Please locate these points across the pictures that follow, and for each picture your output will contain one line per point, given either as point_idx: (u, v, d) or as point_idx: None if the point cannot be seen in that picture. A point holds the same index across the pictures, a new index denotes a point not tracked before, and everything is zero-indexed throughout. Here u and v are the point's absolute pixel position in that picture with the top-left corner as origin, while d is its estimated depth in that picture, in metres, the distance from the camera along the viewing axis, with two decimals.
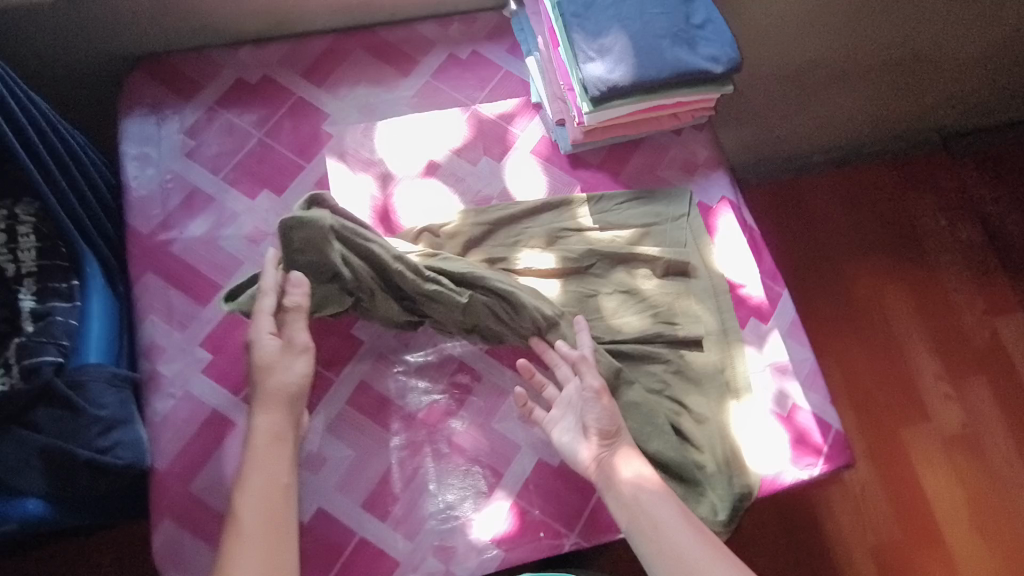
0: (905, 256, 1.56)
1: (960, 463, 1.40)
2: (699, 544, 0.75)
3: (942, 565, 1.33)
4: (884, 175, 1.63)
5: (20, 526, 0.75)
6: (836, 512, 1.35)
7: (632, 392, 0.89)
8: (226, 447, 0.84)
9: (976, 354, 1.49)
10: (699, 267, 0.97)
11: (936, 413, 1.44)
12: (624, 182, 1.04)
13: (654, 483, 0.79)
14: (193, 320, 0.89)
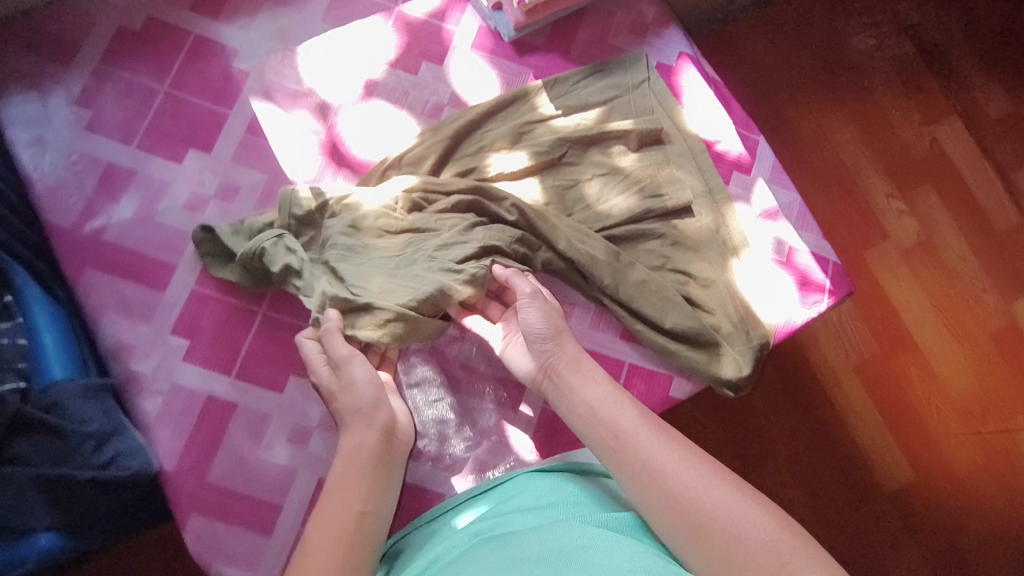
0: (842, 86, 1.54)
1: (921, 271, 1.46)
2: (673, 449, 0.64)
3: (919, 367, 1.41)
4: (807, 5, 1.57)
5: (39, 564, 0.69)
6: (820, 344, 1.41)
7: (636, 272, 0.87)
8: (235, 428, 0.79)
9: (919, 165, 1.52)
10: (672, 132, 0.93)
11: (891, 230, 1.49)
12: (576, 60, 0.97)
13: (606, 392, 0.70)
14: (155, 308, 0.81)
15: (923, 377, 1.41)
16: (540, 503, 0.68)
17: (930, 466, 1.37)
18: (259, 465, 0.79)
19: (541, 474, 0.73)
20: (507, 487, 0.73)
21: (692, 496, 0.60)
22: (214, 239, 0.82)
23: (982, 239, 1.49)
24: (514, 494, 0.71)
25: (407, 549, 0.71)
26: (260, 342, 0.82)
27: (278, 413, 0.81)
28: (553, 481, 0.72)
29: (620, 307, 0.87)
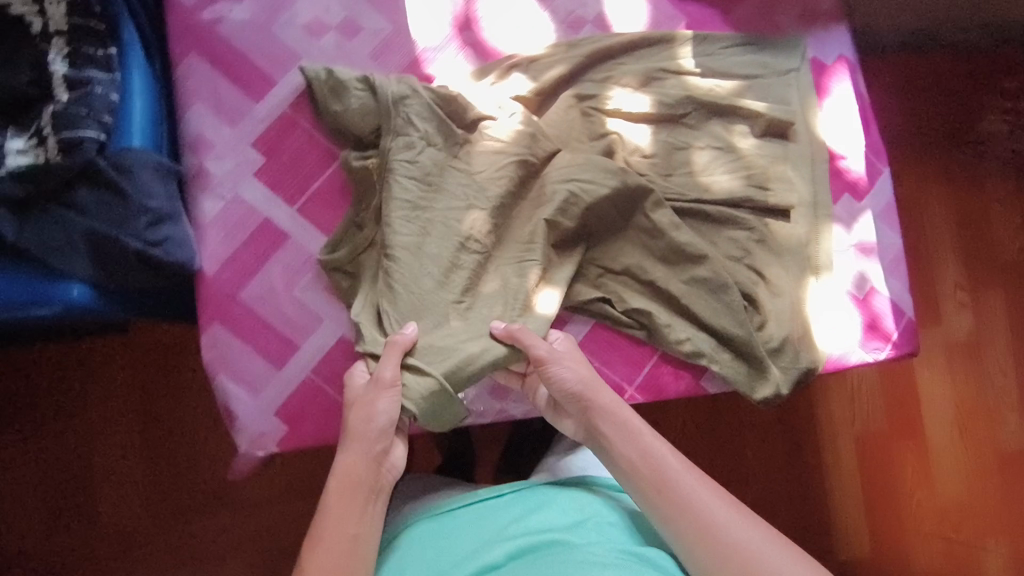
0: (958, 162, 1.42)
1: (957, 371, 1.39)
2: (719, 502, 0.67)
3: (916, 460, 1.36)
4: (955, 65, 1.44)
5: (67, 311, 0.69)
6: (830, 400, 1.36)
7: (699, 269, 0.83)
8: (279, 259, 0.79)
9: (1001, 268, 1.41)
10: (801, 132, 0.87)
11: (943, 320, 1.40)
12: (732, 23, 0.91)
13: (649, 444, 0.71)
14: (244, 116, 0.79)
15: (917, 470, 1.35)
16: (565, 523, 0.71)
17: (889, 555, 1.33)
18: (289, 302, 0.79)
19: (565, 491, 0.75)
20: (527, 497, 0.75)
21: (748, 552, 0.64)
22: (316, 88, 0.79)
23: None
24: (534, 506, 0.73)
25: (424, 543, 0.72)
26: (331, 184, 0.81)
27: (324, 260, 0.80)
28: (574, 501, 0.74)
29: (663, 315, 0.84)
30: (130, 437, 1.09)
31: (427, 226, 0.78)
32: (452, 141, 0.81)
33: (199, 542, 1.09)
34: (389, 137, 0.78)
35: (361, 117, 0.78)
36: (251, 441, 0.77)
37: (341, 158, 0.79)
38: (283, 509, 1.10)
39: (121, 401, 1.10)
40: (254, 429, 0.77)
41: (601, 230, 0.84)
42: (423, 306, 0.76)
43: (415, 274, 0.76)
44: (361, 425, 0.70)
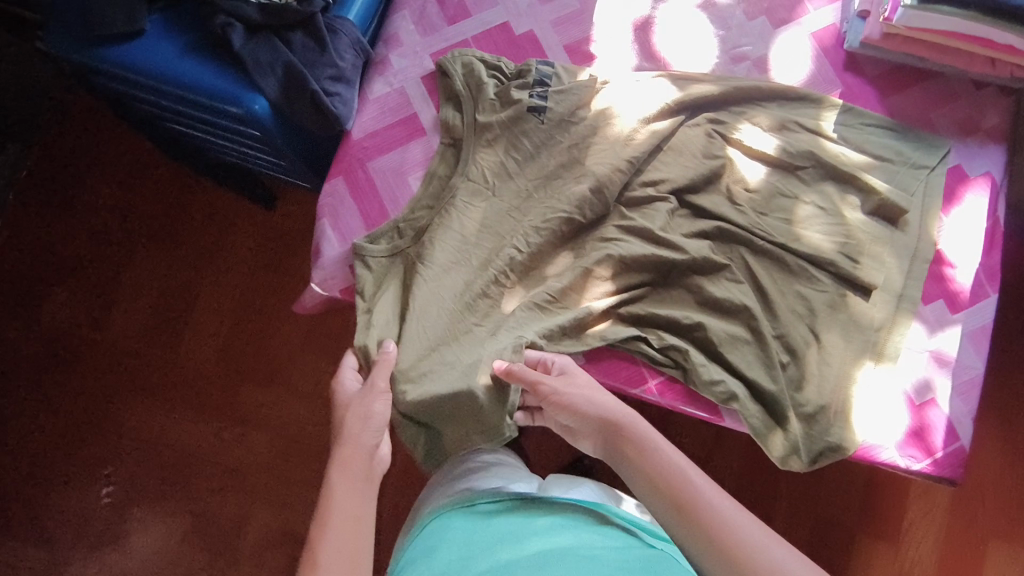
0: None
1: None
2: (745, 517, 0.62)
3: None
4: None
5: (246, 114, 0.85)
6: (872, 568, 1.17)
7: (751, 309, 0.86)
8: (408, 149, 0.93)
9: None
10: (912, 223, 0.88)
11: None
12: (887, 107, 0.93)
13: (667, 458, 0.68)
14: (435, 32, 0.96)
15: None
16: (568, 530, 0.74)
17: None
18: (402, 185, 0.92)
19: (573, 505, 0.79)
20: (538, 504, 0.79)
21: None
22: (449, 83, 0.93)
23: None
24: (541, 513, 0.78)
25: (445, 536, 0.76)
26: None
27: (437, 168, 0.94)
28: (579, 514, 0.78)
29: (698, 356, 0.86)
30: (235, 283, 1.32)
31: (463, 254, 0.88)
32: (517, 189, 0.90)
33: (245, 400, 1.28)
34: (459, 176, 0.90)
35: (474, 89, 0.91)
36: (325, 279, 0.91)
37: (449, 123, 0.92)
38: (309, 405, 1.27)
39: (237, 263, 1.33)
40: (330, 271, 0.91)
41: (683, 265, 0.87)
42: (433, 320, 0.85)
43: (435, 287, 0.86)
44: (358, 424, 0.75)
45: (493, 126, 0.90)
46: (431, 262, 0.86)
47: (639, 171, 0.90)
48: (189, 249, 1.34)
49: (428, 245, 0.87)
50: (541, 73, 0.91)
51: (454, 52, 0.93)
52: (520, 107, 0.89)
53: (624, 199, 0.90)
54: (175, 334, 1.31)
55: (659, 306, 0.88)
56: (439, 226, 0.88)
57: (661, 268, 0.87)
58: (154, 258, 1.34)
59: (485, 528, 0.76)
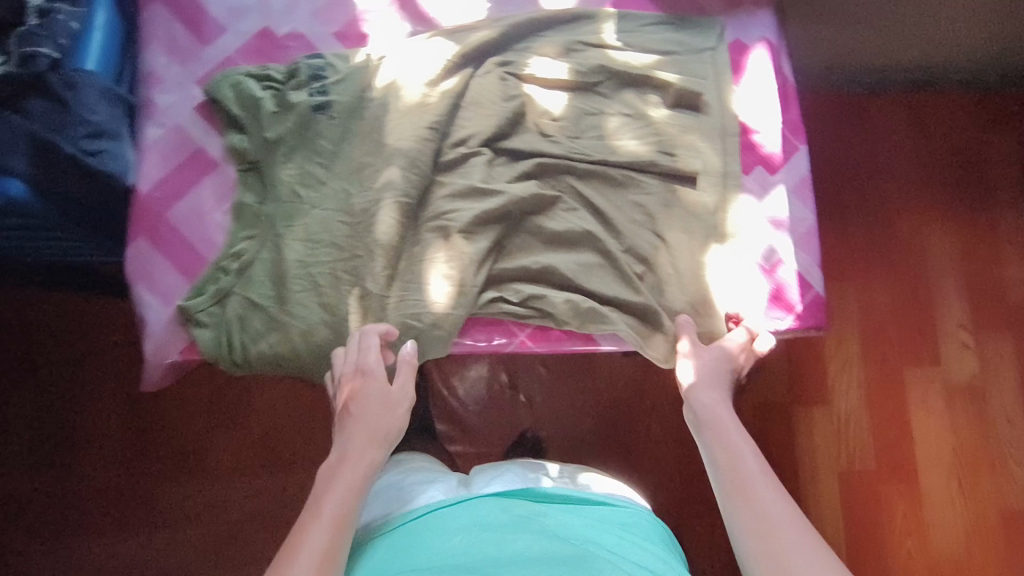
0: (962, 203, 1.31)
1: (960, 417, 1.23)
2: (778, 506, 0.65)
3: (908, 509, 1.21)
4: (967, 108, 1.34)
5: (5, 204, 0.77)
6: (815, 432, 1.23)
7: (591, 227, 0.86)
8: (204, 185, 0.87)
9: (1010, 313, 1.27)
10: (712, 104, 0.90)
11: (946, 360, 1.26)
12: (658, 5, 0.95)
13: (730, 441, 0.72)
14: (195, 57, 0.89)
15: (908, 517, 1.20)
16: (503, 522, 0.73)
17: None
18: (208, 224, 0.86)
19: (506, 495, 0.78)
20: (473, 500, 0.77)
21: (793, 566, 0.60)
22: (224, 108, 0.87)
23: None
24: (475, 509, 0.75)
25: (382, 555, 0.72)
26: None
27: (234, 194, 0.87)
28: (513, 503, 0.77)
29: (557, 294, 0.85)
30: (111, 387, 1.19)
31: (312, 281, 0.83)
32: (332, 193, 0.85)
33: (166, 502, 1.16)
34: (269, 200, 0.85)
35: (250, 102, 0.86)
36: (158, 346, 0.83)
37: (234, 146, 0.86)
38: (234, 482, 1.17)
39: (102, 363, 1.19)
40: (162, 335, 0.84)
41: (519, 207, 0.86)
42: (283, 350, 0.82)
43: (276, 321, 0.82)
44: (375, 413, 0.74)
45: (285, 137, 0.85)
46: (266, 298, 0.83)
47: (446, 132, 0.87)
48: (48, 365, 1.19)
49: (255, 283, 0.83)
50: (312, 67, 0.87)
51: (220, 75, 0.87)
52: (303, 110, 0.85)
53: (439, 166, 0.87)
54: (63, 460, 1.17)
55: (509, 262, 0.86)
56: (264, 262, 0.84)
57: (504, 221, 0.86)
58: (12, 388, 1.19)
59: (420, 537, 0.73)
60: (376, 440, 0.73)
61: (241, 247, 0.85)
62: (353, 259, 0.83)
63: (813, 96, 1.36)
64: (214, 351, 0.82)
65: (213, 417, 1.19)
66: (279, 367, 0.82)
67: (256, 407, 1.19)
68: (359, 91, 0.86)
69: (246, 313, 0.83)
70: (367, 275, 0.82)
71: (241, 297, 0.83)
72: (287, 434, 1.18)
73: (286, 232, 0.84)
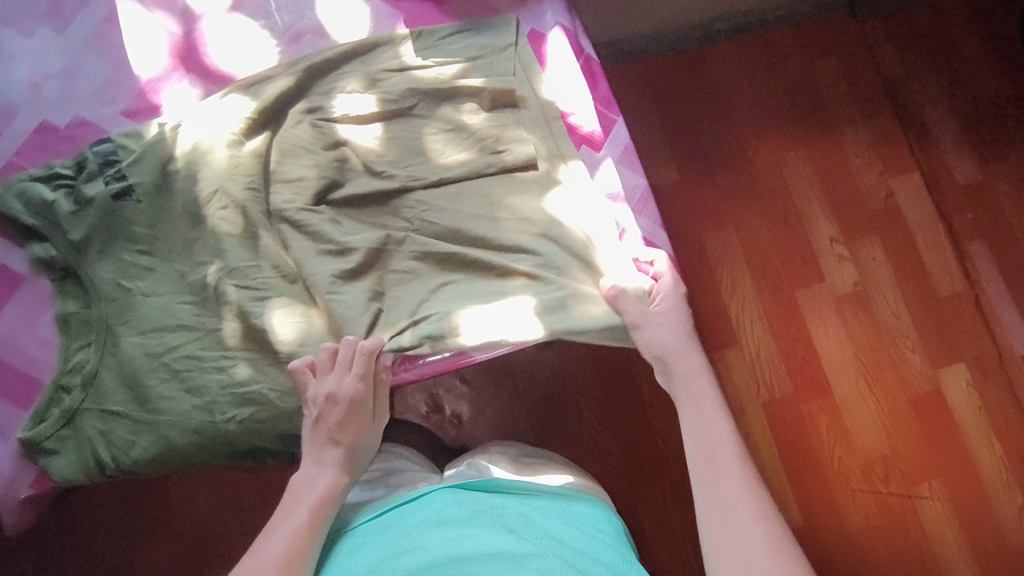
0: (803, 128, 1.39)
1: (853, 322, 1.31)
2: (740, 481, 0.70)
3: (830, 419, 1.27)
4: (784, 40, 1.43)
5: None
6: (732, 370, 1.28)
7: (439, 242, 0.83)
8: (17, 301, 0.80)
9: (871, 217, 1.36)
10: (527, 97, 0.89)
11: (829, 272, 1.33)
12: (452, 14, 0.95)
13: (707, 412, 0.76)
14: None
15: (832, 427, 1.27)
16: (458, 515, 0.72)
17: (824, 519, 1.24)
18: (33, 341, 0.79)
19: (459, 488, 0.77)
20: (428, 497, 0.77)
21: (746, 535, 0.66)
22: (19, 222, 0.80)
23: (925, 302, 1.32)
24: (435, 506, 0.74)
25: (335, 558, 0.72)
26: None
27: (51, 303, 0.80)
28: (468, 496, 0.76)
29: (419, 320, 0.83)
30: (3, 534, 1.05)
31: (166, 373, 0.78)
32: (167, 277, 0.80)
33: None
34: (95, 301, 0.79)
35: (42, 208, 0.79)
36: (6, 485, 0.76)
37: (37, 256, 0.80)
38: None
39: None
40: (9, 474, 0.76)
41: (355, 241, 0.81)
42: (158, 452, 0.76)
43: (138, 424, 0.76)
44: (355, 431, 0.75)
45: (90, 236, 0.79)
46: (120, 404, 0.77)
47: (264, 196, 0.82)
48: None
49: (108, 391, 0.77)
50: (101, 154, 0.81)
51: (3, 185, 0.80)
52: (103, 202, 0.79)
53: (271, 219, 0.82)
54: None
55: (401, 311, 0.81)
56: (112, 369, 0.78)
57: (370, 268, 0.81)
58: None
59: (374, 541, 0.72)
60: (351, 456, 0.75)
61: (78, 359, 0.78)
62: (203, 338, 0.79)
63: (649, 60, 1.41)
64: (75, 473, 0.76)
65: (129, 527, 1.07)
66: (162, 468, 0.77)
67: (167, 513, 1.07)
68: (159, 167, 0.81)
69: (106, 427, 0.77)
70: (221, 351, 0.78)
71: (94, 411, 0.77)
72: (219, 524, 1.07)
73: (124, 330, 0.78)
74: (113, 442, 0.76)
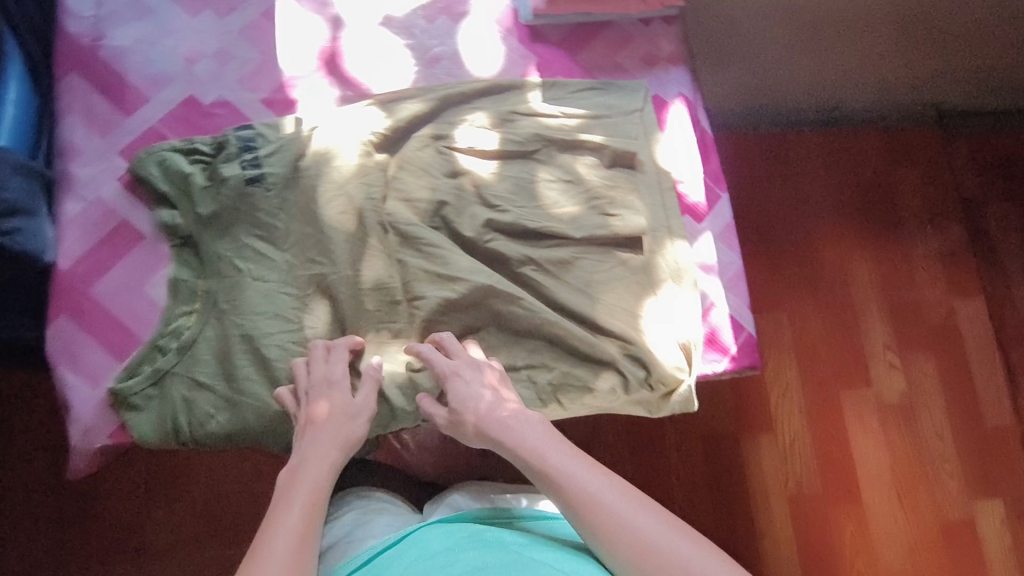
0: (874, 230, 1.40)
1: (894, 434, 1.29)
2: (622, 494, 0.68)
3: (855, 526, 1.24)
4: (867, 143, 1.44)
5: None
6: (763, 457, 1.26)
7: (540, 288, 0.87)
8: (132, 258, 0.83)
9: (929, 332, 1.34)
10: (646, 162, 0.93)
11: (877, 379, 1.32)
12: (582, 66, 0.99)
13: (556, 449, 0.72)
14: (115, 127, 0.86)
15: (857, 537, 1.24)
16: (441, 550, 0.69)
17: None
18: (140, 298, 0.82)
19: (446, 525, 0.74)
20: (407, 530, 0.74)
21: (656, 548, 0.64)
22: (151, 186, 0.84)
23: (970, 430, 1.30)
24: (415, 539, 0.72)
25: None
26: None
27: (163, 267, 0.83)
28: (452, 528, 0.73)
29: (507, 355, 0.86)
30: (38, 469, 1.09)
31: (258, 355, 0.80)
32: (277, 266, 0.84)
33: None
34: (206, 275, 0.83)
35: (179, 178, 0.84)
36: (86, 431, 0.78)
37: (162, 221, 0.83)
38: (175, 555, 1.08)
39: (51, 441, 1.10)
40: (90, 420, 0.79)
41: (461, 268, 0.85)
42: (232, 429, 0.78)
43: (221, 399, 0.79)
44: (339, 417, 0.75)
45: (218, 215, 0.83)
46: (209, 376, 0.80)
47: (383, 208, 0.86)
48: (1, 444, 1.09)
49: (199, 361, 0.80)
50: (242, 139, 0.85)
51: (145, 151, 0.85)
52: (235, 184, 0.83)
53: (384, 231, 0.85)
54: None
55: (490, 354, 0.86)
56: (208, 340, 0.81)
57: (473, 304, 0.85)
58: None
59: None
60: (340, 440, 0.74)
61: (178, 325, 0.81)
62: (299, 330, 0.82)
63: (737, 138, 1.43)
64: (153, 433, 0.78)
65: (164, 491, 1.09)
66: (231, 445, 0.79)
67: (194, 479, 1.10)
68: (294, 162, 0.85)
69: (190, 396, 0.79)
70: (312, 346, 0.81)
71: (182, 377, 0.79)
72: (244, 501, 1.10)
73: (229, 307, 0.81)
74: (192, 411, 0.78)
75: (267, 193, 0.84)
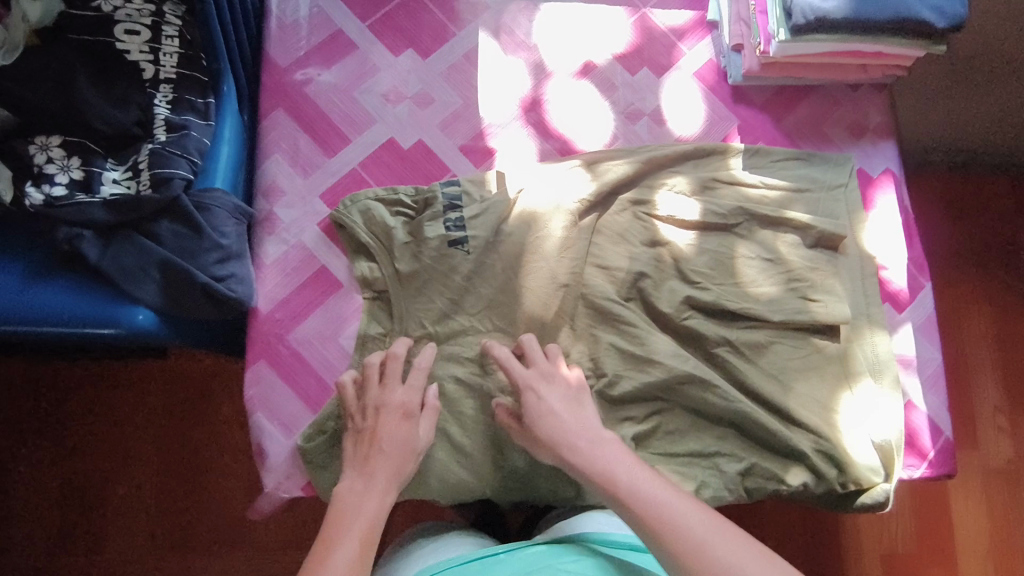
0: (1000, 282, 1.27)
1: (998, 500, 1.19)
2: (700, 513, 0.64)
3: None
4: (999, 184, 1.30)
5: (128, 333, 0.72)
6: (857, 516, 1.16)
7: (735, 374, 0.84)
8: (330, 308, 0.82)
9: None
10: (850, 246, 0.89)
11: (983, 443, 1.21)
12: (786, 133, 0.94)
13: (633, 473, 0.68)
14: (317, 168, 0.85)
15: None
16: None
17: None
18: (335, 350, 0.81)
19: (546, 547, 0.70)
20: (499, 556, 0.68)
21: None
22: (351, 234, 0.83)
23: None
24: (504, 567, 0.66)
25: None
26: None
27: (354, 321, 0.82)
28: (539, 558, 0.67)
29: (694, 440, 0.83)
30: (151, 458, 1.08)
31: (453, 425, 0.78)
32: (471, 330, 0.81)
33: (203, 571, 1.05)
34: (398, 333, 0.80)
35: (380, 231, 0.82)
36: (279, 481, 0.78)
37: (360, 273, 0.82)
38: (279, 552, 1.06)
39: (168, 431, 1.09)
40: (283, 471, 0.78)
41: (659, 349, 0.82)
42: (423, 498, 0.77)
43: None
44: (391, 439, 0.73)
45: (418, 273, 0.81)
46: None
47: (582, 278, 0.83)
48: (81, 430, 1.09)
49: None
50: (448, 195, 0.83)
51: (348, 198, 0.83)
52: (439, 244, 0.81)
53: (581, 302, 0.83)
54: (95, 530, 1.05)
55: (677, 438, 0.83)
56: None
57: (666, 388, 0.82)
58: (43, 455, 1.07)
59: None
60: (401, 465, 0.72)
61: None
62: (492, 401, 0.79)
63: None
64: None
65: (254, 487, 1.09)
66: None
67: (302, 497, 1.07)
68: (496, 223, 0.82)
69: None
70: None
71: None
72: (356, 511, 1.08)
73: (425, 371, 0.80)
74: None
75: (467, 254, 0.81)
